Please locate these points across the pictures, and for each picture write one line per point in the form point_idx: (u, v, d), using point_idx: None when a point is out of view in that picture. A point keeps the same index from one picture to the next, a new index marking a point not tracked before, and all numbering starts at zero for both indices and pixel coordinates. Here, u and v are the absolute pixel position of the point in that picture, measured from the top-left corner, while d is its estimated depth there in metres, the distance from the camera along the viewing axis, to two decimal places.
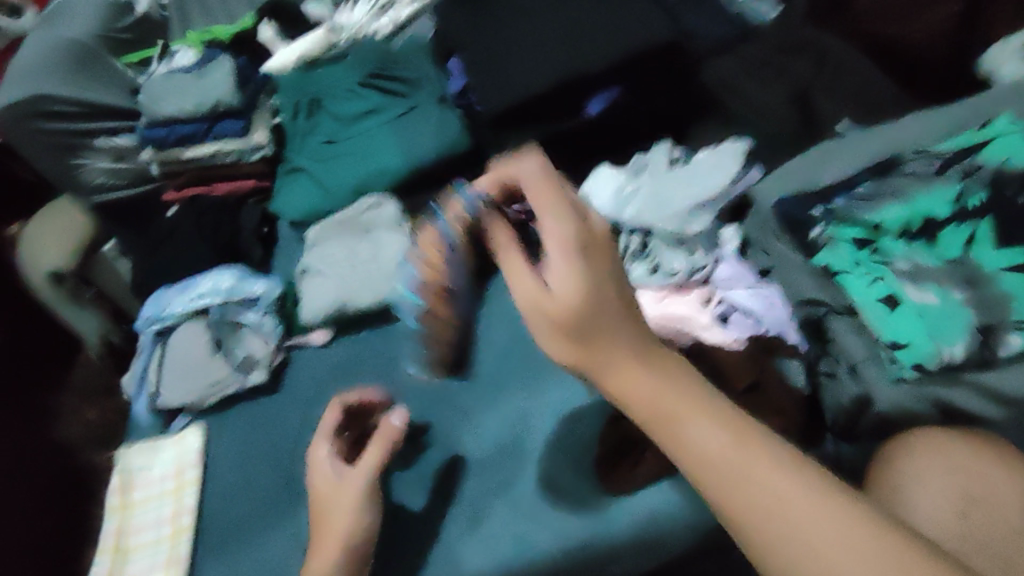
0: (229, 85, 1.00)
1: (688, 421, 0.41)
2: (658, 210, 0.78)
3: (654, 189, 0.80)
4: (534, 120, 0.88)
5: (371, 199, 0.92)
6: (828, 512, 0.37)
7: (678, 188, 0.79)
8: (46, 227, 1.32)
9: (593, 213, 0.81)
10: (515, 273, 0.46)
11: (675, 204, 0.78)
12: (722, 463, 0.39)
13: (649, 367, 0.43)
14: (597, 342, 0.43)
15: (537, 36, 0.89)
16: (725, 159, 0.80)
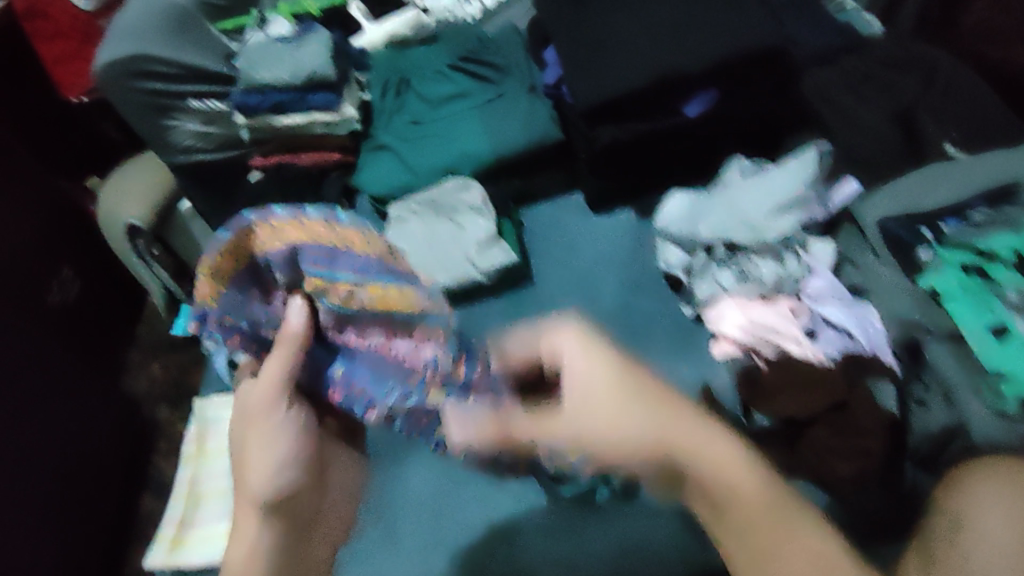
0: (325, 57, 1.02)
1: (720, 470, 0.50)
2: (734, 222, 0.79)
3: (735, 199, 0.80)
4: (625, 118, 0.85)
5: (459, 181, 0.93)
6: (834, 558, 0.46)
7: (758, 200, 0.79)
8: (127, 184, 1.41)
9: (679, 239, 0.81)
10: (531, 423, 0.56)
11: (756, 217, 0.78)
12: (744, 525, 0.49)
13: (684, 433, 0.51)
14: (634, 426, 0.51)
15: (635, 29, 0.86)
16: (802, 166, 0.80)
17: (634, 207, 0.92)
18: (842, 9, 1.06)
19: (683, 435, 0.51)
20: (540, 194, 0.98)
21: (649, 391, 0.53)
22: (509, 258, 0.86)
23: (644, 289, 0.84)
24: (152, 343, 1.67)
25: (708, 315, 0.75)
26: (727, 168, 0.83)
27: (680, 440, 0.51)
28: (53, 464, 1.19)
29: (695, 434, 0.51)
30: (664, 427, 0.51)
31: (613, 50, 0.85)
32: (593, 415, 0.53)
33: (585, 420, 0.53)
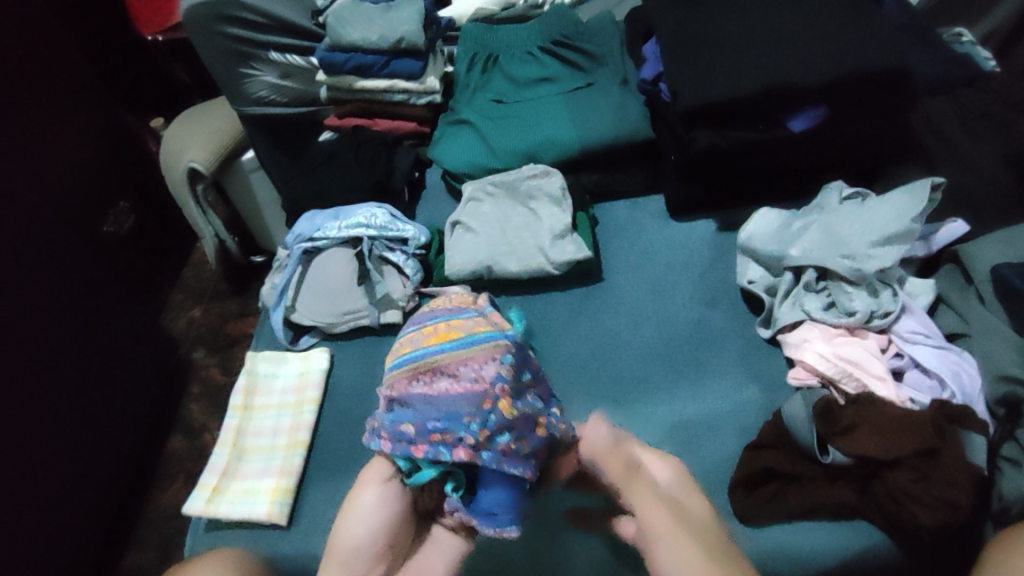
0: (416, 23, 0.99)
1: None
2: (829, 249, 0.73)
3: (837, 227, 0.74)
4: (722, 124, 0.80)
5: (538, 168, 0.89)
6: None
7: (859, 229, 0.72)
8: (193, 128, 1.41)
9: (762, 256, 0.77)
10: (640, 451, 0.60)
11: (852, 245, 0.71)
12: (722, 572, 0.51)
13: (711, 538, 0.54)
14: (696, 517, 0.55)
15: (748, 33, 0.82)
16: (911, 201, 0.71)
17: (716, 217, 0.88)
18: (957, 36, 0.99)
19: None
20: (620, 190, 0.93)
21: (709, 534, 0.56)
22: (581, 252, 0.83)
23: (720, 305, 0.80)
24: (195, 289, 1.68)
25: (790, 341, 0.72)
26: (824, 191, 0.79)
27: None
28: (84, 391, 1.19)
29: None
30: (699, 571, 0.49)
31: (721, 52, 0.81)
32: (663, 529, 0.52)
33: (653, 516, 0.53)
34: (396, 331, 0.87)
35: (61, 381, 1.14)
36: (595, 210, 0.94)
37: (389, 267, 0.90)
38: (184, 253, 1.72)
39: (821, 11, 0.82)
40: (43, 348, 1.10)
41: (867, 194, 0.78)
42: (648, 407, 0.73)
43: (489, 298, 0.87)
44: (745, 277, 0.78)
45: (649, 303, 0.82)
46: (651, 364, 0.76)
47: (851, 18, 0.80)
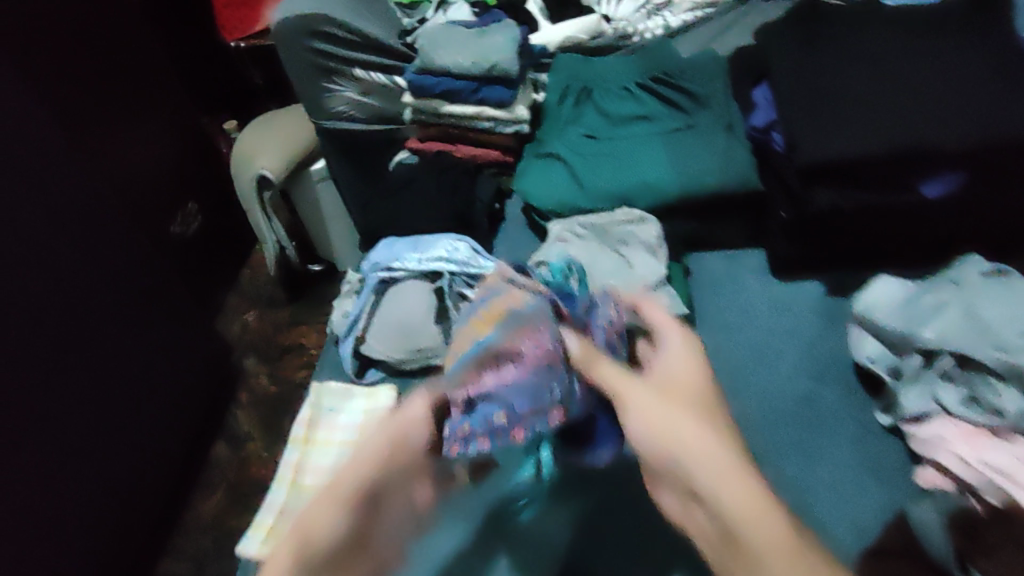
0: (511, 52, 0.95)
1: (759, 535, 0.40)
2: (975, 336, 0.65)
3: (985, 314, 0.66)
4: (846, 184, 0.74)
5: (633, 214, 0.84)
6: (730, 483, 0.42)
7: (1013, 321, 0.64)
8: (268, 137, 1.40)
9: (891, 334, 0.69)
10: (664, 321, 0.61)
11: (1001, 335, 0.64)
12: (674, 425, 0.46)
13: (676, 406, 0.48)
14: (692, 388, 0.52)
15: (878, 87, 0.75)
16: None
17: (824, 280, 0.81)
18: None
19: (739, 481, 0.42)
20: (715, 242, 0.87)
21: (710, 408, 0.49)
22: (677, 307, 0.77)
23: (830, 383, 0.73)
24: (251, 294, 1.67)
25: (920, 436, 0.64)
26: (959, 264, 0.72)
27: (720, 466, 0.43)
28: (139, 394, 1.18)
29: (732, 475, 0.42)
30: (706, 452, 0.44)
31: (849, 106, 0.75)
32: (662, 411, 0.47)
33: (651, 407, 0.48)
34: None
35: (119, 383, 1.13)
36: (687, 258, 0.87)
37: None
38: (244, 257, 1.72)
39: (961, 68, 0.75)
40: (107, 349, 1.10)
41: (1012, 271, 0.69)
42: None
43: None
44: (863, 355, 0.71)
45: (751, 372, 0.75)
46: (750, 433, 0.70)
47: (999, 76, 0.73)
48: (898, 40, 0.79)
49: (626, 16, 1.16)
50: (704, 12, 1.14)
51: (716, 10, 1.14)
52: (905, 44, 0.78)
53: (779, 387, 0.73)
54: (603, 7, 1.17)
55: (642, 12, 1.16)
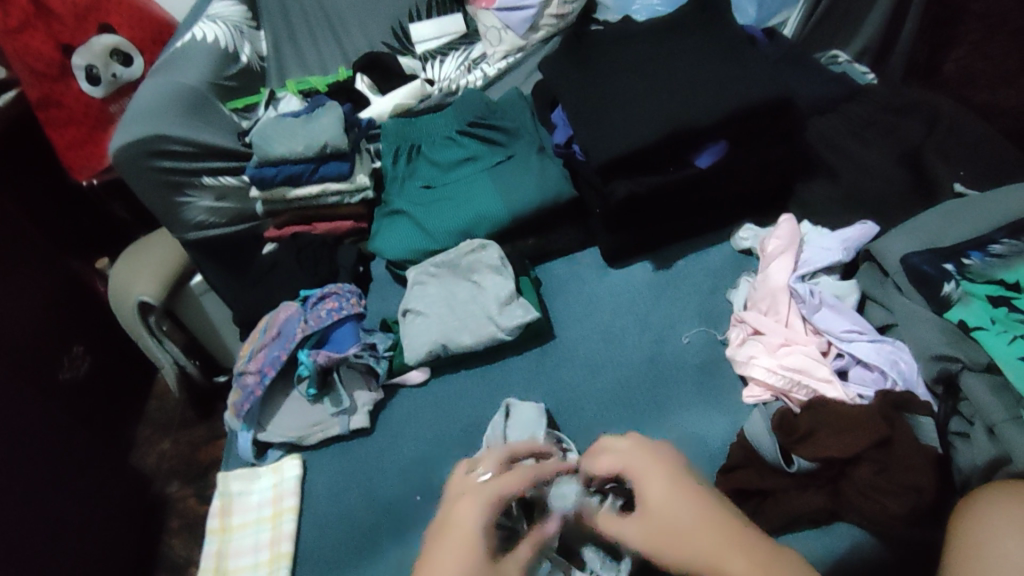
0: (337, 129, 1.03)
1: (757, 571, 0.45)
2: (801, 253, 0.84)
3: (662, 493, 0.51)
4: (636, 172, 0.86)
5: (474, 242, 0.93)
6: None
7: (683, 509, 0.49)
8: (137, 262, 1.29)
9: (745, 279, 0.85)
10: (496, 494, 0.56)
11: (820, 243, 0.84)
12: None
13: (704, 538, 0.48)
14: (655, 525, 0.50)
15: (638, 88, 0.88)
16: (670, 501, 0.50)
17: (651, 258, 0.94)
18: (835, 61, 1.07)
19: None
20: (557, 250, 0.99)
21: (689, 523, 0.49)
22: (530, 314, 0.85)
23: (670, 338, 0.84)
24: (161, 422, 1.50)
25: (737, 358, 0.76)
26: (741, 230, 0.91)
27: None
28: (80, 538, 1.10)
29: (724, 541, 0.47)
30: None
31: (622, 108, 0.86)
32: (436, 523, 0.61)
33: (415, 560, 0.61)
34: (364, 433, 0.85)
35: (59, 526, 1.06)
36: (537, 271, 0.98)
37: (356, 373, 0.88)
38: (143, 386, 1.54)
39: (701, 57, 0.89)
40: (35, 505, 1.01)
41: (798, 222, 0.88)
42: None
43: (452, 374, 0.88)
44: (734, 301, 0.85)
45: (603, 351, 0.85)
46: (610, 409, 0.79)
47: (734, 57, 0.88)
48: (657, 46, 0.92)
49: (448, 74, 1.26)
50: (516, 56, 1.23)
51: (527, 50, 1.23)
52: (662, 48, 0.92)
53: (645, 358, 0.83)
54: (428, 71, 1.27)
55: (461, 67, 1.26)
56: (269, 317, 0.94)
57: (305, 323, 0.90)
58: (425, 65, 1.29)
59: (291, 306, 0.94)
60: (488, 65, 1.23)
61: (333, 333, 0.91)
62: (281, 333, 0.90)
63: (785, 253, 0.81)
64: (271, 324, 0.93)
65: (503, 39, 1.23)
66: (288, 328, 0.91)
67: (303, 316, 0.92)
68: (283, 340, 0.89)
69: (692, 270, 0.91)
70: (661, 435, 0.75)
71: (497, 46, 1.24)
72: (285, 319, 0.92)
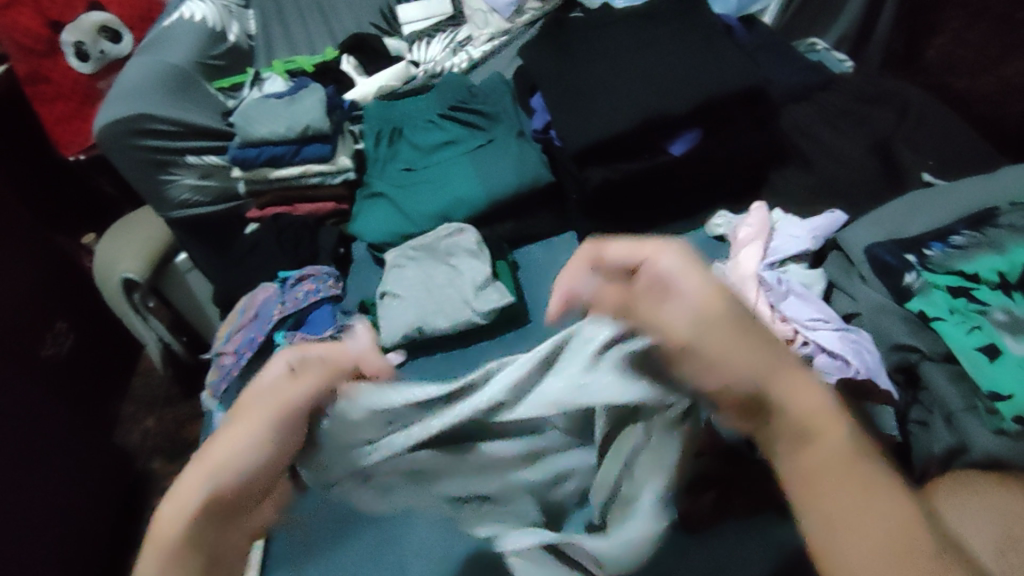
0: (320, 111, 1.04)
1: (812, 415, 0.38)
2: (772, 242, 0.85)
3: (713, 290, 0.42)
4: (612, 158, 0.87)
5: (452, 226, 0.95)
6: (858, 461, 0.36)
7: (711, 334, 0.40)
8: (121, 239, 1.30)
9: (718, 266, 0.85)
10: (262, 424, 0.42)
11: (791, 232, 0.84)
12: (823, 432, 0.37)
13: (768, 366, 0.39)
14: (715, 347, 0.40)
15: (615, 74, 0.88)
16: (705, 295, 0.42)
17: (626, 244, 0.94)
18: (814, 48, 1.07)
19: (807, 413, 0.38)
20: (535, 234, 1.00)
21: (754, 335, 0.40)
22: (506, 298, 0.87)
23: None
24: (146, 399, 1.52)
25: None
26: (714, 216, 0.91)
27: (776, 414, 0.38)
28: (64, 513, 1.12)
29: (778, 367, 0.39)
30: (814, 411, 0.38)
31: (599, 94, 0.87)
32: (250, 406, 0.42)
33: (180, 507, 0.38)
34: None
35: (43, 500, 1.08)
36: (515, 255, 0.99)
37: None
38: (128, 363, 1.56)
39: (679, 44, 0.89)
40: (17, 478, 1.02)
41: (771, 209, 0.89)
42: None
43: (427, 357, 0.89)
44: None
45: None
46: None
47: (711, 44, 0.88)
48: (635, 31, 0.93)
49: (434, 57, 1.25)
50: (500, 39, 1.23)
51: (511, 33, 1.23)
52: (641, 34, 0.92)
53: None
54: (413, 54, 1.27)
55: (447, 48, 1.26)
56: (248, 298, 0.95)
57: (282, 304, 0.91)
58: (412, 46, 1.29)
59: (270, 288, 0.95)
60: (472, 48, 1.23)
61: (311, 315, 0.92)
62: (258, 314, 0.92)
63: (755, 240, 0.82)
64: (249, 306, 0.94)
65: (489, 22, 1.25)
66: (266, 310, 0.92)
67: (280, 297, 0.93)
68: (261, 321, 0.90)
69: None
70: None
71: (482, 29, 1.24)
72: (263, 300, 0.93)
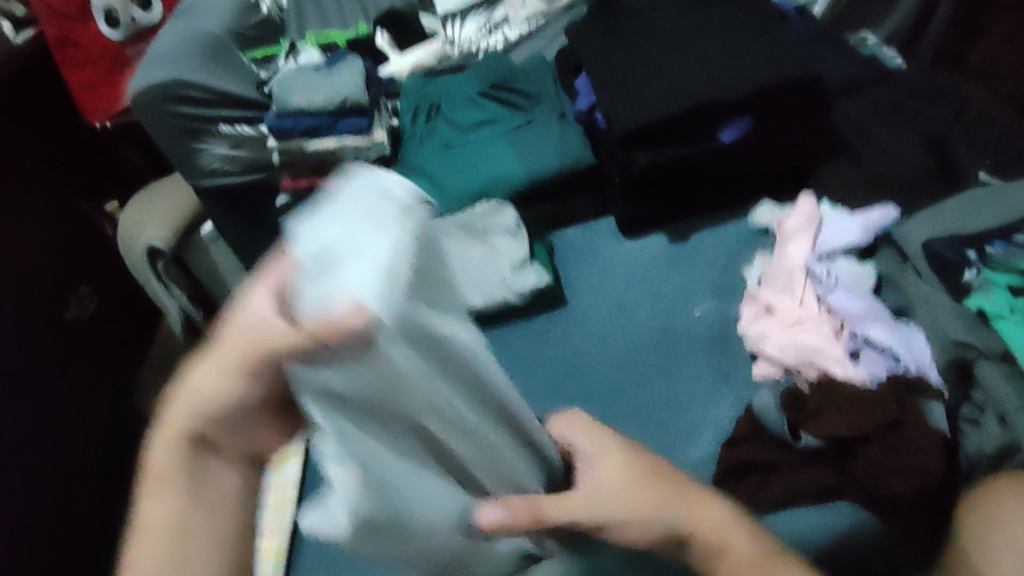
0: (358, 83, 1.03)
1: (708, 529, 0.45)
2: None
3: (604, 465, 0.45)
4: (659, 142, 0.86)
5: (491, 204, 0.92)
6: (732, 539, 0.45)
7: (617, 493, 0.44)
8: (151, 205, 1.29)
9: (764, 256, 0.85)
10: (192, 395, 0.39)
11: None
12: (704, 531, 0.45)
13: (654, 488, 0.45)
14: (614, 490, 0.44)
15: (666, 58, 0.86)
16: (594, 453, 0.46)
17: (666, 231, 0.93)
18: (865, 42, 1.05)
19: (677, 516, 0.44)
20: (574, 217, 0.99)
21: (626, 469, 0.45)
22: (543, 280, 0.86)
23: (682, 313, 0.84)
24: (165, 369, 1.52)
25: (749, 335, 0.76)
26: (756, 206, 0.91)
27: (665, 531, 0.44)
28: (83, 477, 1.12)
29: (671, 507, 0.45)
30: (695, 520, 0.45)
31: (649, 76, 0.85)
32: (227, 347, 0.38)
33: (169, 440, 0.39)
34: None
35: (62, 463, 1.07)
36: (552, 237, 0.98)
37: None
38: (148, 332, 1.55)
39: (733, 29, 0.87)
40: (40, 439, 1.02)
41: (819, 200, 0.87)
42: (620, 416, 0.75)
43: None
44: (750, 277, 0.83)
45: (616, 321, 0.85)
46: (615, 374, 0.79)
47: (765, 31, 0.87)
48: (687, 15, 0.91)
49: (469, 36, 1.23)
50: (538, 20, 1.22)
51: (548, 16, 1.22)
52: (694, 18, 0.90)
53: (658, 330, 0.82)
54: (447, 31, 1.24)
55: (481, 28, 1.25)
56: None
57: None
58: (445, 24, 1.26)
59: None
60: (509, 29, 1.22)
61: None
62: None
63: (803, 232, 0.80)
64: None
65: (527, 3, 1.22)
66: None
67: None
68: None
69: (707, 245, 0.90)
70: (659, 402, 0.76)
71: (519, 9, 1.23)
72: None
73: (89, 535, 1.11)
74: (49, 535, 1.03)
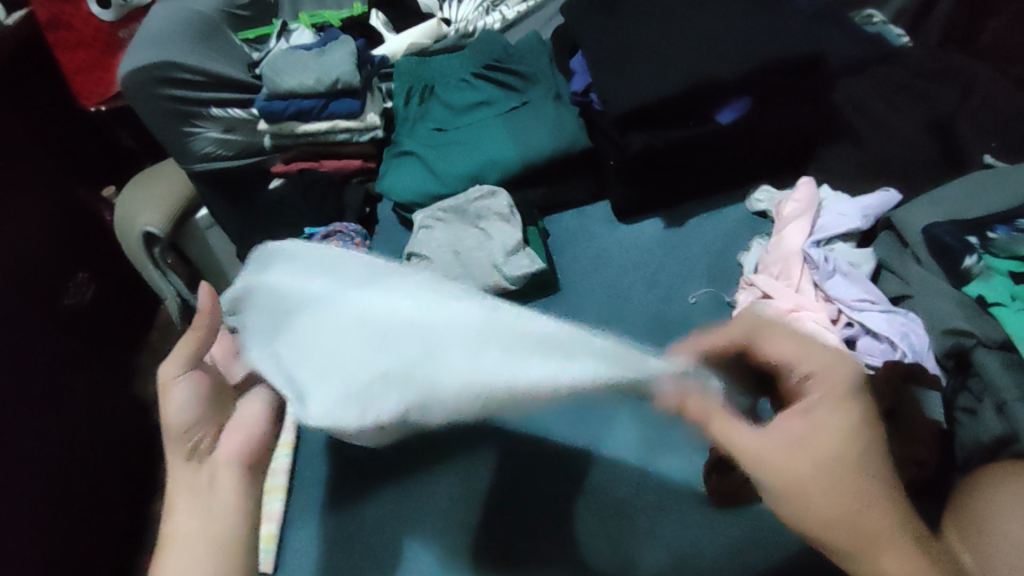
0: (350, 64, 1.00)
1: (856, 530, 0.47)
2: None
3: (807, 423, 0.50)
4: (656, 124, 0.83)
5: (483, 188, 0.92)
6: (898, 521, 0.48)
7: (820, 439, 0.49)
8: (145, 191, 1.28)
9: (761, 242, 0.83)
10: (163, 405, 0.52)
11: None
12: (851, 519, 0.47)
13: (842, 472, 0.48)
14: (802, 449, 0.49)
15: (663, 37, 0.84)
16: (811, 421, 0.50)
17: (662, 215, 0.91)
18: (870, 21, 1.02)
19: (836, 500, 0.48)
20: (568, 202, 0.97)
21: (832, 446, 0.49)
22: (536, 265, 0.84)
23: (676, 299, 0.82)
24: (163, 353, 1.52)
25: None
26: (756, 191, 0.89)
27: (821, 500, 0.48)
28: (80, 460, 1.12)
29: (851, 494, 0.48)
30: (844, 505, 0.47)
31: (645, 56, 0.83)
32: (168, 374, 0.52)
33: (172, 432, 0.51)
34: None
35: (58, 447, 1.07)
36: (546, 222, 0.97)
37: None
38: (146, 317, 1.55)
39: (734, 8, 0.85)
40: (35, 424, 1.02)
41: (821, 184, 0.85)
42: None
43: None
44: (748, 263, 0.82)
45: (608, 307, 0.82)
46: None
47: (766, 9, 0.84)
48: None
49: (466, 16, 1.20)
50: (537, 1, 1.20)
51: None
52: None
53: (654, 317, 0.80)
54: (445, 11, 1.21)
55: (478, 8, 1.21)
56: None
57: None
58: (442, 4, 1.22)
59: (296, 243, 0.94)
60: (507, 9, 1.20)
61: None
62: None
63: (803, 216, 0.79)
64: None
65: None
66: None
67: None
68: None
69: (703, 229, 0.89)
70: None
71: None
72: None
73: (86, 519, 1.12)
74: (46, 519, 1.03)
